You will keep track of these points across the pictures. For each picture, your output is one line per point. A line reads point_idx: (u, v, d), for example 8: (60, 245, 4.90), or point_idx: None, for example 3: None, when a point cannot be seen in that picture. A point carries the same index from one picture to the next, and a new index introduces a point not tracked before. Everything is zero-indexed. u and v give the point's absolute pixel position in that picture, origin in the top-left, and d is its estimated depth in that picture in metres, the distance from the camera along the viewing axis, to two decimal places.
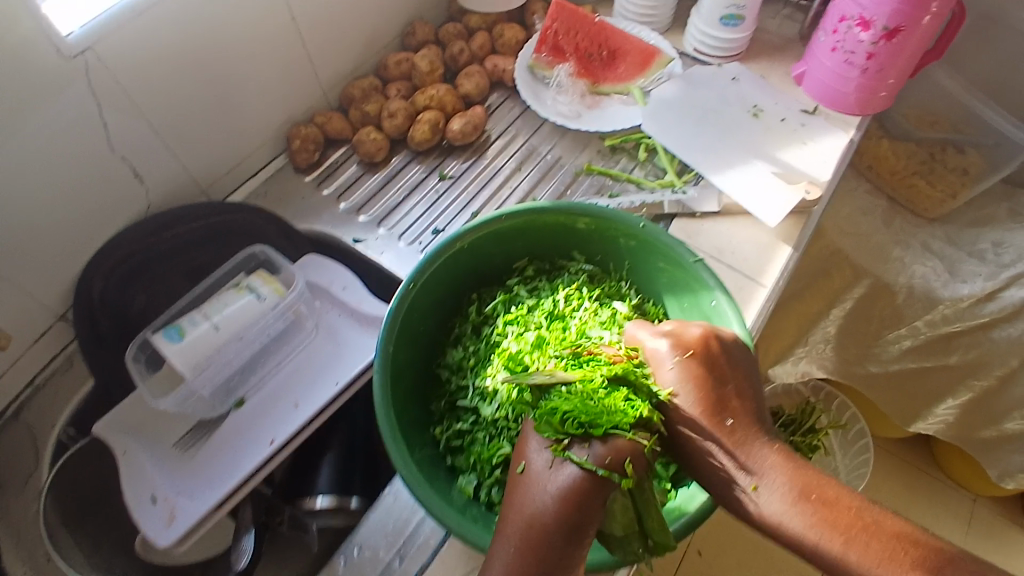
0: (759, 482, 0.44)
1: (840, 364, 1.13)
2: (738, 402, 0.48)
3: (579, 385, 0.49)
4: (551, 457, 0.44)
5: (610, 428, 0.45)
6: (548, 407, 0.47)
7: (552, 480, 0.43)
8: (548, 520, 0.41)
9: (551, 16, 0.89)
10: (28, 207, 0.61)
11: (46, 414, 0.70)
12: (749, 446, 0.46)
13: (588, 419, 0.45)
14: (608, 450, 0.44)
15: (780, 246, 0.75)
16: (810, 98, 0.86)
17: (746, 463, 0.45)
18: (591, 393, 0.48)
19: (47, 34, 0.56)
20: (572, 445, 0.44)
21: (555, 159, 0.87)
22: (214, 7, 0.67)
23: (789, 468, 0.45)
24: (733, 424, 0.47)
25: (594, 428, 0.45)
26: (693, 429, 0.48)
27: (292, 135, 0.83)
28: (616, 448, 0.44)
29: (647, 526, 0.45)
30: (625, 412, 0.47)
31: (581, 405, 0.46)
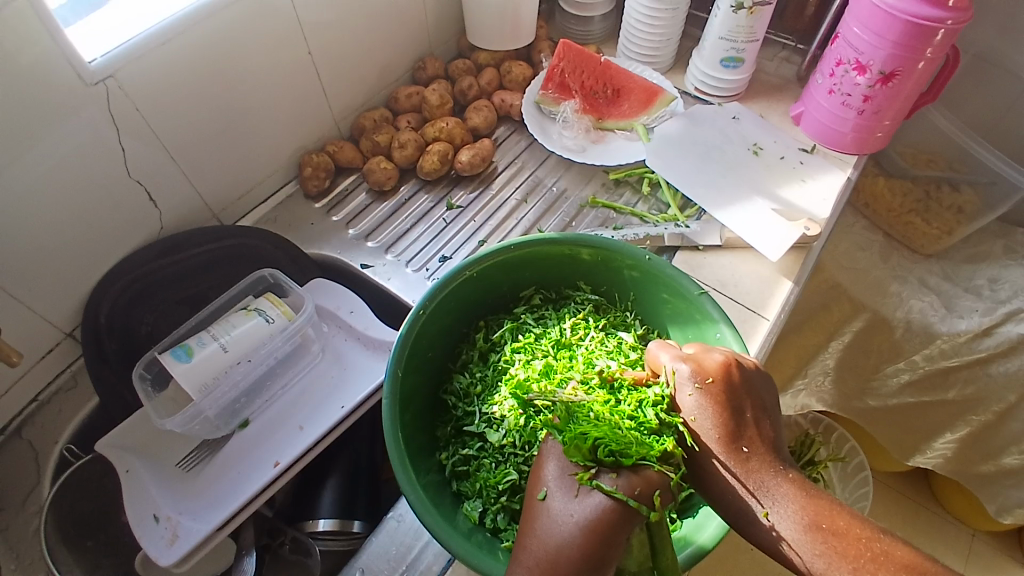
0: (770, 510, 0.45)
1: (839, 398, 1.14)
2: (755, 430, 0.49)
3: (605, 414, 0.52)
4: (579, 488, 0.44)
5: (639, 459, 0.47)
6: (577, 433, 0.48)
7: (578, 512, 0.43)
8: (572, 555, 0.41)
9: (558, 55, 0.93)
10: (44, 226, 0.63)
11: (48, 433, 0.70)
12: (764, 475, 0.47)
13: (619, 448, 0.47)
14: (636, 482, 0.45)
15: (781, 280, 0.76)
16: (808, 137, 0.89)
17: (759, 490, 0.46)
18: (619, 423, 0.51)
19: (70, 61, 0.58)
20: (599, 474, 0.45)
21: (560, 192, 0.89)
22: (232, 38, 0.70)
23: (803, 499, 0.45)
24: (749, 452, 0.48)
25: (625, 458, 0.47)
26: (709, 454, 0.49)
27: (304, 162, 0.85)
28: (642, 480, 0.45)
29: (661, 564, 0.45)
30: (651, 445, 0.49)
31: (611, 434, 0.48)
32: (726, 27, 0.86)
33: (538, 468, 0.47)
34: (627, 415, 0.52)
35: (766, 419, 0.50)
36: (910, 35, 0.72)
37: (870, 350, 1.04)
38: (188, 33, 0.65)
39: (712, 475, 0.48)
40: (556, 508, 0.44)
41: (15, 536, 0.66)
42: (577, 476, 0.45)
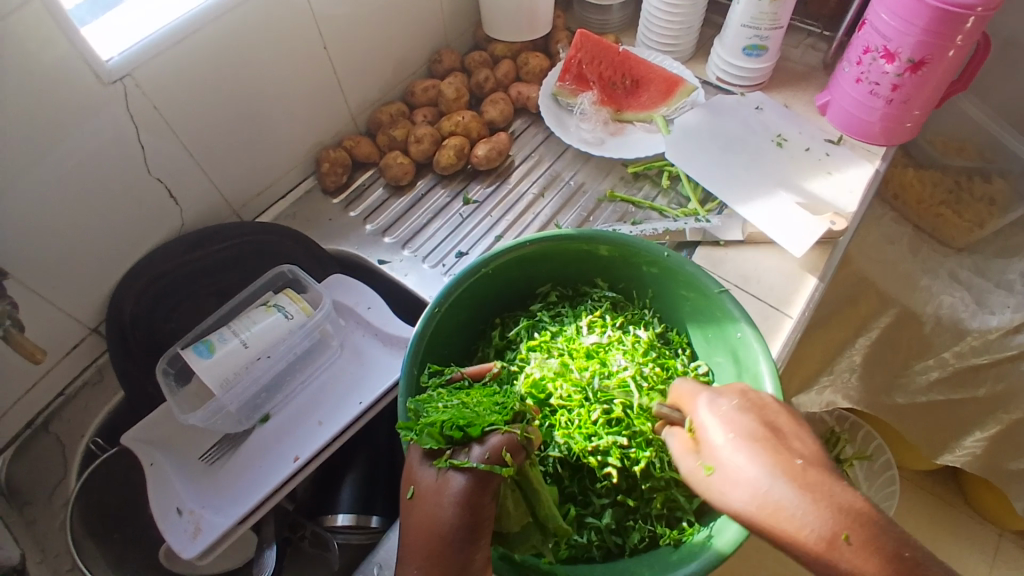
0: (851, 532, 0.37)
1: (866, 395, 1.09)
2: (810, 447, 0.42)
3: (456, 402, 0.51)
4: (437, 470, 0.46)
5: (486, 427, 0.48)
6: (428, 420, 0.48)
7: (442, 490, 0.45)
8: (444, 529, 0.43)
9: (575, 46, 0.90)
10: (66, 225, 0.64)
11: (74, 426, 0.72)
12: (825, 489, 0.39)
13: (465, 423, 0.48)
14: (486, 452, 0.45)
15: (805, 276, 0.75)
16: (834, 127, 0.87)
17: (830, 509, 0.38)
18: (467, 405, 0.51)
19: (88, 61, 0.58)
20: (455, 454, 0.46)
21: (578, 186, 0.88)
22: (247, 35, 0.70)
23: (878, 519, 0.38)
24: (803, 463, 0.40)
25: (472, 430, 0.47)
26: (769, 474, 0.40)
27: (321, 158, 0.85)
28: (491, 449, 0.45)
29: (540, 517, 0.49)
30: (499, 415, 0.50)
31: (460, 415, 0.49)
32: (748, 14, 0.84)
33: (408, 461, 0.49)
34: (495, 403, 0.52)
35: (812, 438, 0.43)
36: (940, 22, 0.69)
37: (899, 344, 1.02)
38: (203, 32, 0.65)
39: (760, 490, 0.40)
40: (425, 486, 0.45)
41: (43, 529, 0.66)
42: (435, 460, 0.46)
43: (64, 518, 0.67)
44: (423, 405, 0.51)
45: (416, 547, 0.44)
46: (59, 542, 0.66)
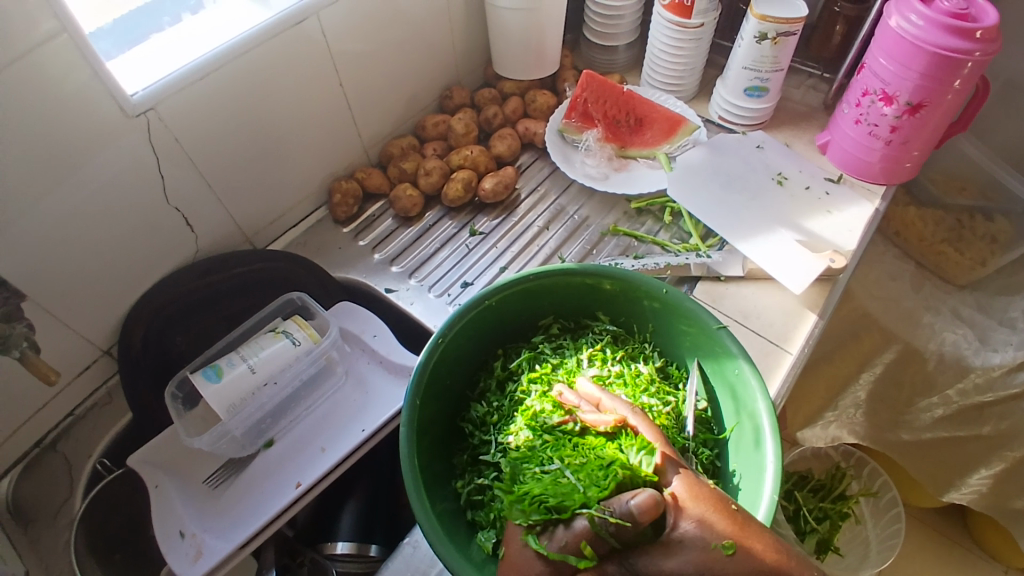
0: None
1: (870, 430, 1.10)
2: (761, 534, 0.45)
3: (556, 472, 0.53)
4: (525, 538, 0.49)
5: (576, 509, 0.48)
6: (519, 494, 0.51)
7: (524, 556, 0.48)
8: None
9: (580, 86, 0.93)
10: (83, 250, 0.66)
11: (81, 446, 0.73)
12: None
13: (555, 505, 0.49)
14: (566, 540, 0.46)
15: (805, 313, 0.76)
16: (834, 166, 0.89)
17: None
18: (561, 477, 0.52)
19: (113, 95, 0.61)
20: (544, 530, 0.49)
21: (582, 220, 0.90)
22: (264, 71, 0.73)
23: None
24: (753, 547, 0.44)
25: (561, 513, 0.48)
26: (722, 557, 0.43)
27: (333, 189, 0.88)
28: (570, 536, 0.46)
29: None
30: (595, 491, 0.49)
31: (551, 492, 0.50)
32: (750, 57, 0.86)
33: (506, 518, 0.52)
34: (603, 463, 0.52)
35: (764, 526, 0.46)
36: (936, 67, 0.71)
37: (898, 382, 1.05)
38: (224, 69, 0.69)
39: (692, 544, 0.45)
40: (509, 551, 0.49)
41: (47, 547, 0.68)
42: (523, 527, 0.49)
43: (68, 537, 0.68)
44: (520, 469, 0.55)
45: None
46: (61, 561, 0.67)
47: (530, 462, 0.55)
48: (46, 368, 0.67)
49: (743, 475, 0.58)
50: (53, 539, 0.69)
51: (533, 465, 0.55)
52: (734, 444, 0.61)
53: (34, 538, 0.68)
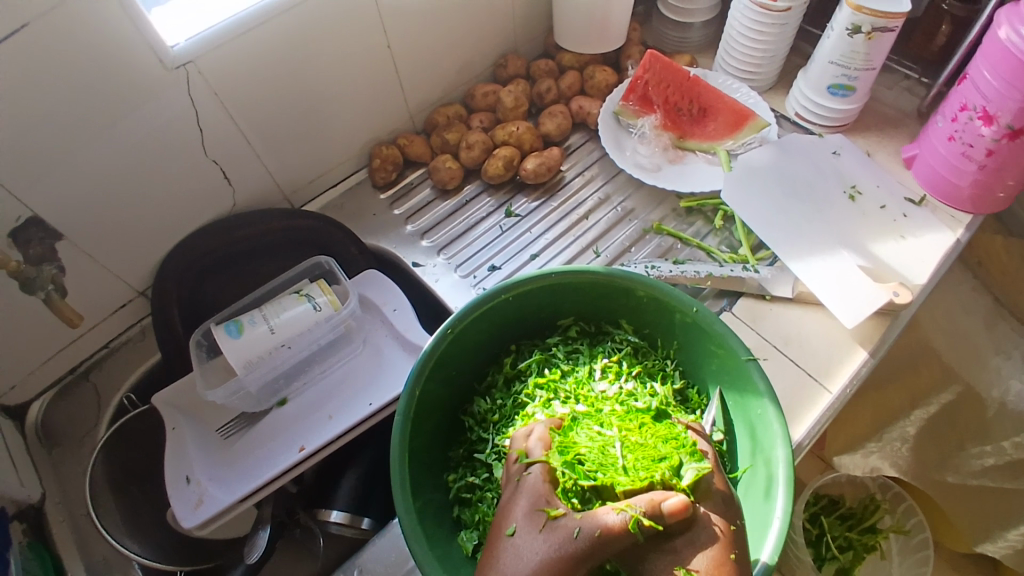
0: None
1: (915, 467, 0.98)
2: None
3: (614, 441, 0.53)
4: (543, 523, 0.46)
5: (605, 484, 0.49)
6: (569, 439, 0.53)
7: (540, 543, 0.45)
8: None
9: (642, 66, 0.86)
10: (121, 198, 0.68)
11: (113, 378, 0.77)
12: None
13: (593, 470, 0.50)
14: (601, 525, 0.44)
15: (854, 349, 0.69)
16: (918, 185, 0.79)
17: None
18: (616, 453, 0.52)
19: (153, 48, 0.61)
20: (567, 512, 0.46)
21: (626, 212, 0.85)
22: (309, 30, 0.71)
23: None
24: None
25: (594, 479, 0.49)
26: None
27: (373, 154, 0.86)
28: (606, 522, 0.44)
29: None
30: (634, 480, 0.49)
31: (595, 458, 0.51)
32: (838, 51, 0.77)
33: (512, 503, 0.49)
34: (658, 458, 0.51)
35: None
36: None
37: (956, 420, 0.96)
38: (266, 26, 0.67)
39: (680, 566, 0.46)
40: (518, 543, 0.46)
41: (68, 471, 0.73)
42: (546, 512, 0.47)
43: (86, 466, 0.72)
44: (581, 423, 0.56)
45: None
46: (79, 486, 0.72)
47: (591, 420, 0.57)
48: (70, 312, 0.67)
49: (747, 522, 0.54)
50: (77, 463, 0.73)
51: (590, 424, 0.56)
52: (743, 487, 0.57)
53: (57, 462, 0.73)
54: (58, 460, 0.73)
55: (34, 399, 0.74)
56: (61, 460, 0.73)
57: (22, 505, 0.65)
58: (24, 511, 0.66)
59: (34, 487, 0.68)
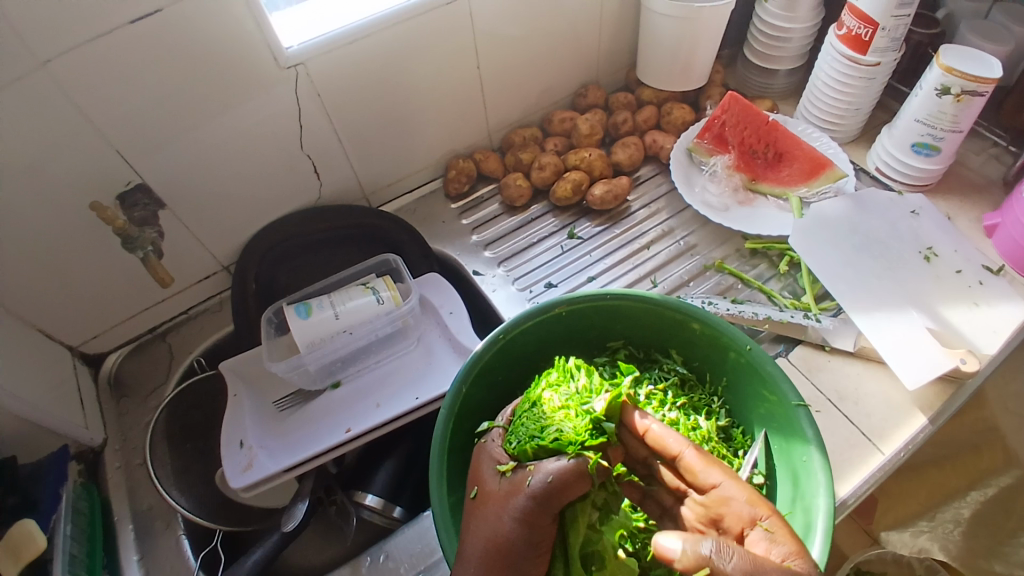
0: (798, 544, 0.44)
1: (965, 553, 0.95)
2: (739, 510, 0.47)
3: (536, 404, 0.56)
4: (502, 478, 0.51)
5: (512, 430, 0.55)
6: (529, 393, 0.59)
7: (506, 493, 0.50)
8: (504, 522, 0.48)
9: (721, 107, 0.87)
10: (220, 177, 0.74)
11: (187, 342, 0.84)
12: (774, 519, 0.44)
13: (513, 428, 0.56)
14: (553, 470, 0.49)
15: (914, 414, 0.66)
16: (998, 254, 0.76)
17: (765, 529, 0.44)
18: (530, 412, 0.56)
19: (271, 47, 0.67)
20: (518, 468, 0.52)
21: (688, 247, 0.85)
22: (409, 45, 0.77)
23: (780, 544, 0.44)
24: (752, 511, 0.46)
25: (511, 425, 0.56)
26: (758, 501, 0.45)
27: (450, 165, 0.91)
28: (560, 465, 0.49)
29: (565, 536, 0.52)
30: (524, 432, 0.54)
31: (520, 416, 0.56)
32: (925, 110, 0.76)
33: (477, 465, 0.54)
34: (535, 433, 0.53)
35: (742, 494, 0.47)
36: None
37: (1011, 511, 0.94)
38: (372, 38, 0.73)
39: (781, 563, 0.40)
40: (489, 492, 0.51)
41: (132, 420, 0.79)
42: (499, 469, 0.52)
43: (148, 419, 0.79)
44: (544, 385, 0.59)
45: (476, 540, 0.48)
46: (139, 436, 0.78)
47: (561, 376, 0.59)
48: (162, 272, 0.71)
49: None
50: (142, 415, 0.80)
51: (550, 379, 0.59)
52: None
53: (123, 411, 0.80)
54: (125, 410, 0.80)
55: (112, 351, 0.81)
56: (128, 410, 0.80)
57: (84, 447, 0.73)
58: (83, 453, 0.73)
59: (97, 432, 0.75)
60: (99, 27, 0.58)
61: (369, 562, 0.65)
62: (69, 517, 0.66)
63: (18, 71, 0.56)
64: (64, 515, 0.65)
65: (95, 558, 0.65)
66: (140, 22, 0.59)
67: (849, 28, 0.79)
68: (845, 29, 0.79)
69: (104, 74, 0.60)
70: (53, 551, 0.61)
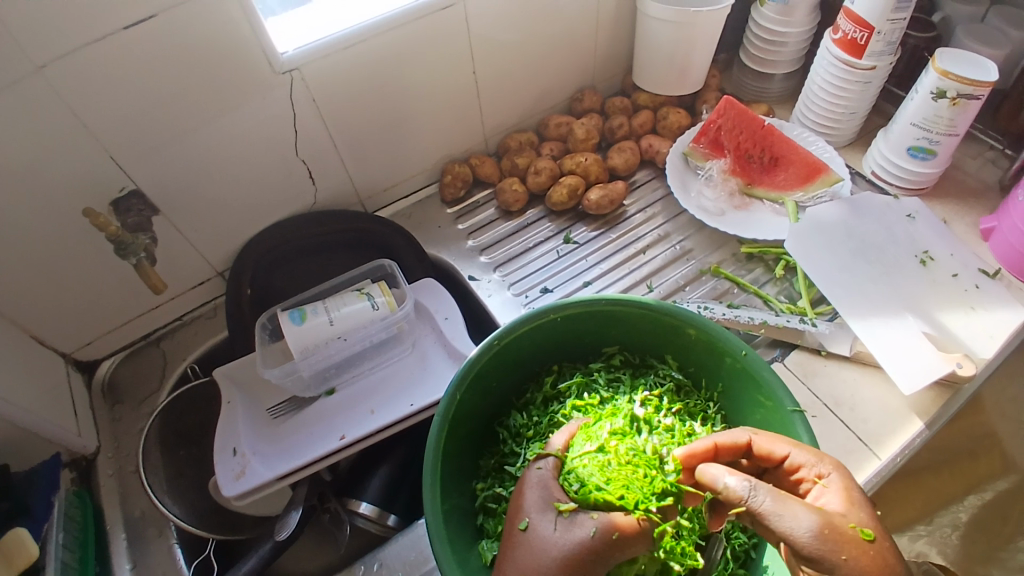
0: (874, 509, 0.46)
1: (963, 557, 0.97)
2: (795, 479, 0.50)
3: (603, 452, 0.54)
4: (557, 517, 0.49)
5: (570, 468, 0.53)
6: (589, 429, 0.57)
7: (563, 537, 0.47)
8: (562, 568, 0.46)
9: (717, 111, 0.87)
10: (214, 182, 0.74)
11: (181, 348, 0.84)
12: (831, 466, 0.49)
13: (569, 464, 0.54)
14: (616, 525, 0.47)
15: (911, 419, 0.66)
16: (994, 258, 0.76)
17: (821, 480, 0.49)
18: (604, 457, 0.53)
19: (265, 52, 0.67)
20: (578, 512, 0.49)
21: (684, 251, 0.85)
22: (404, 50, 0.76)
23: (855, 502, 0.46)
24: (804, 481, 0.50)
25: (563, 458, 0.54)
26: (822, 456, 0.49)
27: (446, 170, 0.91)
28: (619, 520, 0.48)
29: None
30: (593, 476, 0.52)
31: (588, 456, 0.54)
32: (921, 114, 0.76)
33: (518, 496, 0.52)
34: (599, 484, 0.51)
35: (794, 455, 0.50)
36: None
37: (1007, 515, 0.96)
38: (367, 43, 0.73)
39: (828, 509, 0.45)
40: (540, 532, 0.48)
41: (125, 427, 0.79)
42: (555, 506, 0.49)
43: (142, 426, 0.78)
44: (608, 428, 0.57)
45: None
46: (133, 443, 0.77)
47: (626, 427, 0.58)
48: (155, 277, 0.72)
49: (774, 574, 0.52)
50: (136, 421, 0.79)
51: (608, 425, 0.57)
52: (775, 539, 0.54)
53: (117, 418, 0.79)
54: (118, 417, 0.79)
55: (107, 357, 0.81)
56: (122, 417, 0.79)
57: (76, 454, 0.72)
58: (76, 461, 0.72)
59: (91, 439, 0.74)
60: (93, 32, 0.57)
61: (363, 570, 0.65)
62: (61, 525, 0.65)
63: (12, 76, 0.56)
64: (56, 522, 0.64)
65: (87, 566, 0.65)
66: (133, 28, 0.59)
67: (844, 33, 0.79)
68: (841, 34, 0.79)
69: (97, 79, 0.60)
70: (45, 559, 0.61)
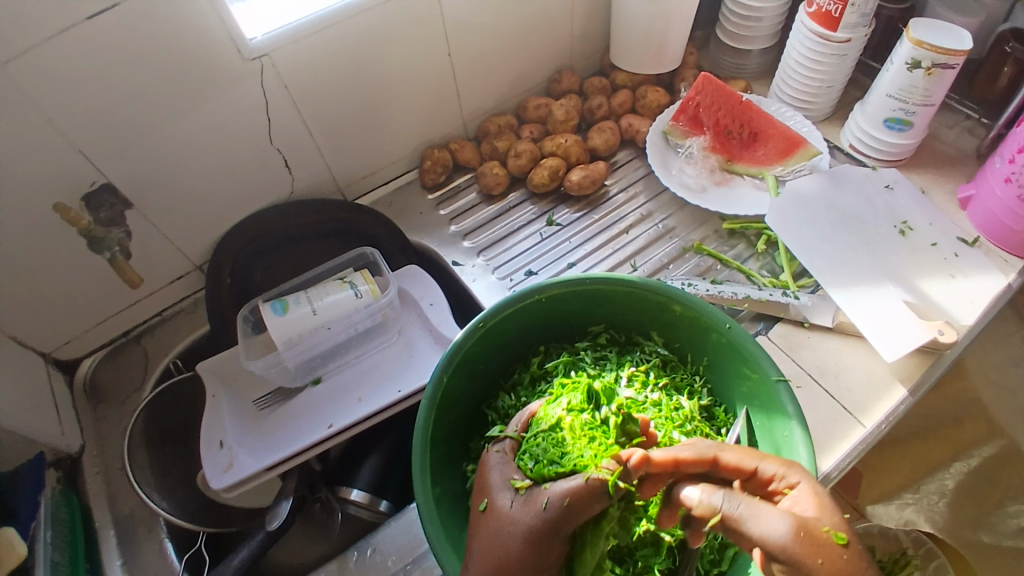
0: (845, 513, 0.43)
1: (950, 523, 0.98)
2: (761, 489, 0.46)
3: (557, 427, 0.55)
4: (515, 494, 0.50)
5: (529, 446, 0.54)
6: (547, 407, 0.57)
7: (518, 509, 0.49)
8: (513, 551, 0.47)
9: (695, 88, 0.87)
10: (188, 174, 0.72)
11: (162, 345, 0.83)
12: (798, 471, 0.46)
13: (529, 446, 0.54)
14: (568, 491, 0.47)
15: (893, 386, 0.67)
16: (973, 226, 0.77)
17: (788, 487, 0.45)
18: (557, 433, 0.54)
19: (233, 39, 0.65)
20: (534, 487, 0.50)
21: (667, 230, 0.85)
22: (377, 34, 0.75)
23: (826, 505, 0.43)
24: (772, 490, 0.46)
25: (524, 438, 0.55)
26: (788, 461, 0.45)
27: (425, 155, 0.90)
28: (573, 485, 0.48)
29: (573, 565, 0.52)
30: (542, 455, 0.53)
31: (541, 436, 0.54)
32: (896, 85, 0.76)
33: (484, 474, 0.53)
34: (553, 459, 0.52)
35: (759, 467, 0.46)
36: None
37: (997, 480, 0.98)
38: (338, 27, 0.71)
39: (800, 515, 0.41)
40: (499, 506, 0.50)
41: (108, 426, 0.77)
42: (512, 484, 0.51)
43: (126, 424, 0.77)
44: (565, 403, 0.57)
45: (480, 553, 0.48)
46: (117, 442, 0.76)
47: (584, 401, 0.57)
48: (131, 272, 0.71)
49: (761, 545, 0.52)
50: (119, 419, 0.78)
51: (568, 399, 0.57)
52: None
53: (100, 417, 0.78)
54: (100, 417, 0.78)
55: (86, 357, 0.79)
56: (104, 416, 0.78)
57: (61, 454, 0.71)
58: (60, 461, 0.71)
59: (74, 439, 0.73)
60: (54, 22, 0.56)
61: (357, 557, 0.65)
62: (49, 525, 0.64)
63: None
64: (43, 522, 0.63)
65: (77, 565, 0.64)
66: (97, 17, 0.57)
67: (819, 6, 0.79)
68: (816, 7, 0.79)
69: (60, 71, 0.58)
70: (34, 559, 0.60)
